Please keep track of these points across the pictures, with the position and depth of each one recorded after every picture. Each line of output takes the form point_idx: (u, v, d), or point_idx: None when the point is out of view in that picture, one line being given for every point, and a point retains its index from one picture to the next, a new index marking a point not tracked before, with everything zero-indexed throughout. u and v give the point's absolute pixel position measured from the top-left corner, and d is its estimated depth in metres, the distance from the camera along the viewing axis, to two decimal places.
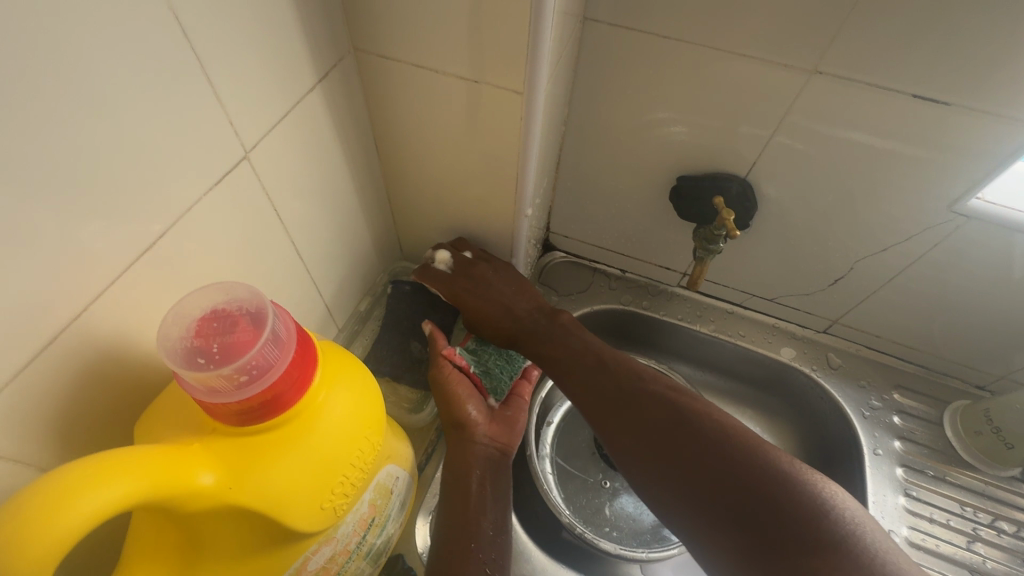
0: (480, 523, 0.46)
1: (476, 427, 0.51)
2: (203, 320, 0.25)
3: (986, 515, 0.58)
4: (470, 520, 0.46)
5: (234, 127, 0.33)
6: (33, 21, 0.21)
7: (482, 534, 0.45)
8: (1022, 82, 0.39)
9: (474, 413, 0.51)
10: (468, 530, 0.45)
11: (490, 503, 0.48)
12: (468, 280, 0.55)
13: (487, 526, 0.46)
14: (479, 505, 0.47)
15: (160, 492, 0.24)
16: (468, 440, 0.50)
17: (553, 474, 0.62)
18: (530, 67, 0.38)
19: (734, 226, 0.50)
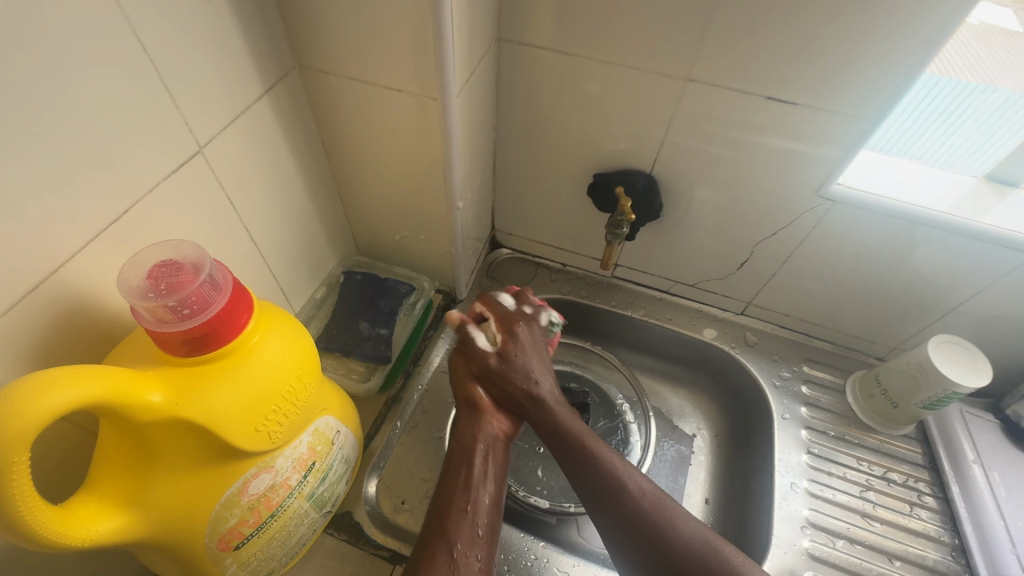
0: (476, 494, 0.47)
1: (485, 407, 0.54)
2: (154, 267, 0.32)
3: (879, 468, 0.65)
4: (468, 487, 0.48)
5: (188, 125, 0.40)
6: (18, 37, 0.28)
7: (477, 500, 0.47)
8: (845, 84, 0.48)
9: (482, 392, 0.54)
10: (464, 499, 0.47)
11: (491, 476, 0.49)
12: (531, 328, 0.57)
13: (484, 496, 0.48)
14: (480, 476, 0.49)
15: (117, 402, 0.30)
16: (479, 417, 0.53)
17: None
18: (441, 77, 0.46)
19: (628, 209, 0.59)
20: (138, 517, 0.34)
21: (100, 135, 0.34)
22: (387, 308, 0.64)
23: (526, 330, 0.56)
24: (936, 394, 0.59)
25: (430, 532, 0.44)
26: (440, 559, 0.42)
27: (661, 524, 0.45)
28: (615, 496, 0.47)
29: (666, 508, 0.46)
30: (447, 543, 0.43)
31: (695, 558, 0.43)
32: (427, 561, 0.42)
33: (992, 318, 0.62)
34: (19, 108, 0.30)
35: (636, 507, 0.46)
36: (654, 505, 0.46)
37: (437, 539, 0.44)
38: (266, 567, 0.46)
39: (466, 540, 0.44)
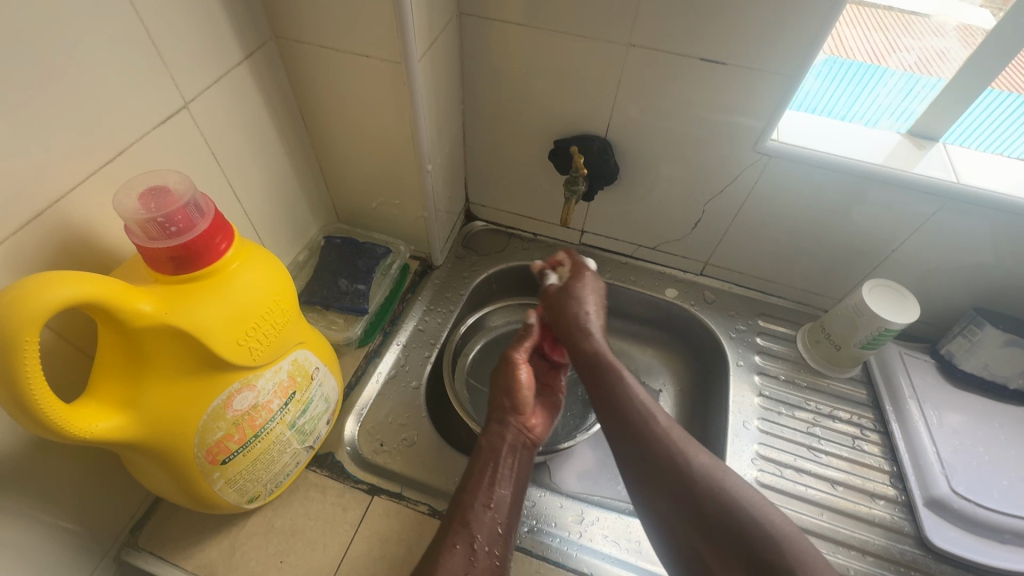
0: (499, 493, 0.54)
1: (519, 413, 0.62)
2: (145, 191, 0.37)
3: (826, 407, 0.70)
4: (492, 486, 0.55)
5: (175, 82, 0.45)
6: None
7: (497, 497, 0.54)
8: (766, 44, 0.54)
9: (523, 376, 0.63)
10: (488, 496, 0.54)
11: (514, 478, 0.56)
12: (581, 281, 0.66)
13: (503, 497, 0.54)
14: (503, 478, 0.56)
15: (113, 306, 0.34)
16: (509, 422, 0.61)
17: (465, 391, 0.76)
18: (402, 43, 0.51)
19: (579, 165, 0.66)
20: (134, 418, 0.38)
21: (96, 82, 0.39)
22: (364, 267, 0.70)
23: (583, 279, 0.66)
24: (873, 333, 0.64)
25: (455, 521, 0.51)
26: (461, 547, 0.49)
27: (684, 455, 0.49)
28: (643, 429, 0.52)
29: (690, 446, 0.50)
30: (468, 534, 0.50)
31: (713, 491, 0.46)
32: (449, 549, 0.49)
33: (923, 265, 0.67)
34: (25, 47, 0.34)
35: (664, 441, 0.50)
36: (681, 441, 0.50)
37: (458, 528, 0.51)
38: (251, 488, 0.50)
39: (486, 534, 0.51)
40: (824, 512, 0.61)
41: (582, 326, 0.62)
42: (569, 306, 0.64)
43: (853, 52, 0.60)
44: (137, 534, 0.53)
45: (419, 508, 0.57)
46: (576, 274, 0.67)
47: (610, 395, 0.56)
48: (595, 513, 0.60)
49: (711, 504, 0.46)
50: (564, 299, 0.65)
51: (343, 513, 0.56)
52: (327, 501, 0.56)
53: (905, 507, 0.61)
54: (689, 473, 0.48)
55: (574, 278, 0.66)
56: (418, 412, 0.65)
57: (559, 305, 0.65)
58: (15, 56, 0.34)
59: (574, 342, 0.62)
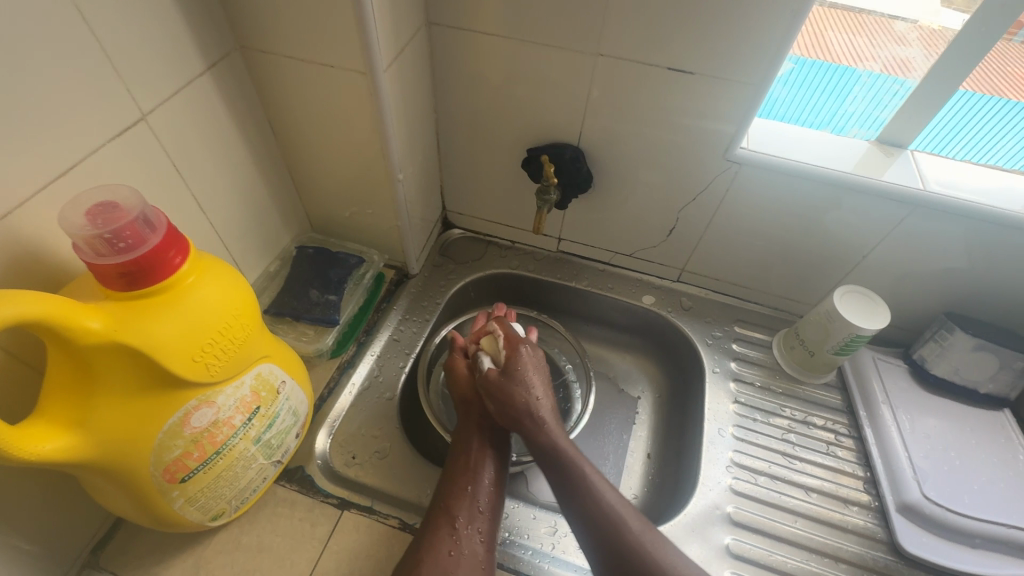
0: (478, 475, 0.55)
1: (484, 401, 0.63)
2: (93, 206, 0.37)
3: (801, 414, 0.70)
4: (470, 471, 0.56)
5: (131, 94, 0.44)
6: None
7: (478, 484, 0.55)
8: (731, 54, 0.54)
9: (473, 396, 0.62)
10: (467, 481, 0.55)
11: (491, 459, 0.57)
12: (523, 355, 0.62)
13: (484, 478, 0.56)
14: (480, 461, 0.57)
15: (58, 324, 0.34)
16: (476, 411, 0.62)
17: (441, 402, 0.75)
18: (367, 53, 0.51)
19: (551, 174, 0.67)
20: (85, 437, 0.38)
21: (47, 95, 0.38)
22: (336, 277, 0.70)
23: (527, 352, 0.63)
24: (844, 339, 0.65)
25: (435, 508, 0.53)
26: (444, 529, 0.51)
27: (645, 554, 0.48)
28: (600, 523, 0.50)
29: (656, 541, 0.49)
30: (449, 516, 0.52)
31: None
32: (432, 531, 0.51)
33: (894, 271, 0.68)
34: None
35: (621, 531, 0.49)
36: (640, 533, 0.49)
37: (439, 513, 0.52)
38: (215, 506, 0.49)
39: (467, 515, 0.52)
40: (798, 520, 0.61)
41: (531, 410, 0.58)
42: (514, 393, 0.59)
43: (826, 54, 0.60)
44: (99, 553, 0.52)
45: (389, 522, 0.56)
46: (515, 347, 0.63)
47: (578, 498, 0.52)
48: (569, 524, 0.59)
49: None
50: (507, 384, 0.60)
51: (312, 528, 0.55)
52: (296, 516, 0.56)
53: (878, 513, 0.62)
54: (657, 571, 0.46)
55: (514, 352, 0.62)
56: (391, 423, 0.64)
57: (502, 392, 0.59)
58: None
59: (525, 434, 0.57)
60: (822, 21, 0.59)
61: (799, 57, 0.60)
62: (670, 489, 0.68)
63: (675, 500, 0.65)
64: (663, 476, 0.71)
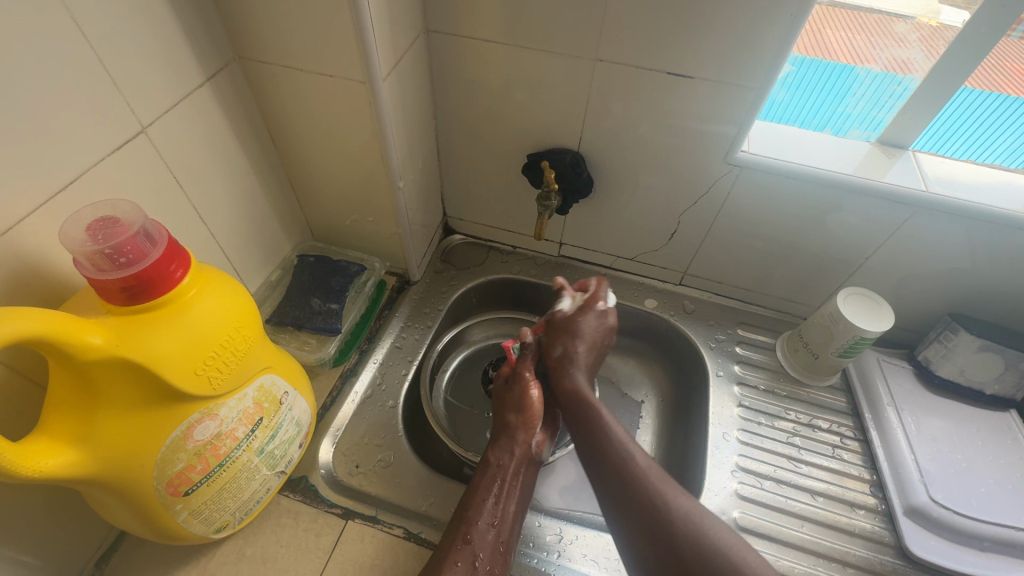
0: (504, 509, 0.55)
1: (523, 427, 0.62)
2: (95, 221, 0.37)
3: (806, 417, 0.69)
4: (497, 503, 0.55)
5: (131, 107, 0.44)
6: None
7: (501, 516, 0.54)
8: (730, 57, 0.54)
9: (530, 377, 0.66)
10: (492, 513, 0.54)
11: (518, 494, 0.57)
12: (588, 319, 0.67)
13: (507, 513, 0.55)
14: (508, 494, 0.56)
15: (60, 340, 0.33)
16: (517, 437, 0.62)
17: (444, 409, 0.75)
18: (366, 62, 0.51)
19: (550, 180, 0.66)
20: (86, 454, 0.37)
21: (47, 110, 0.39)
22: (337, 285, 0.70)
23: (590, 320, 0.67)
24: (848, 341, 0.64)
25: (456, 539, 0.51)
26: (463, 565, 0.49)
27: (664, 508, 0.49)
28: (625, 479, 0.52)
29: (668, 487, 0.50)
30: (470, 552, 0.50)
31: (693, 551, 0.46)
32: (450, 566, 0.49)
33: (898, 272, 0.67)
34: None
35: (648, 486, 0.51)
36: (658, 482, 0.51)
37: (460, 546, 0.51)
38: (218, 518, 0.49)
39: (487, 552, 0.51)
40: (805, 524, 0.60)
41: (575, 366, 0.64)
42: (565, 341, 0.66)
43: (827, 52, 0.59)
44: (103, 567, 0.52)
45: (394, 531, 0.56)
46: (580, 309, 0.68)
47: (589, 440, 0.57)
48: (574, 531, 0.59)
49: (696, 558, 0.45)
50: (565, 332, 0.67)
51: (317, 539, 0.55)
52: (300, 527, 0.55)
53: (885, 517, 0.61)
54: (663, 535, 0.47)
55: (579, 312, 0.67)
56: (394, 432, 0.64)
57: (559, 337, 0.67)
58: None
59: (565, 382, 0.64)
60: (823, 20, 0.58)
61: (802, 56, 0.59)
62: None
63: None
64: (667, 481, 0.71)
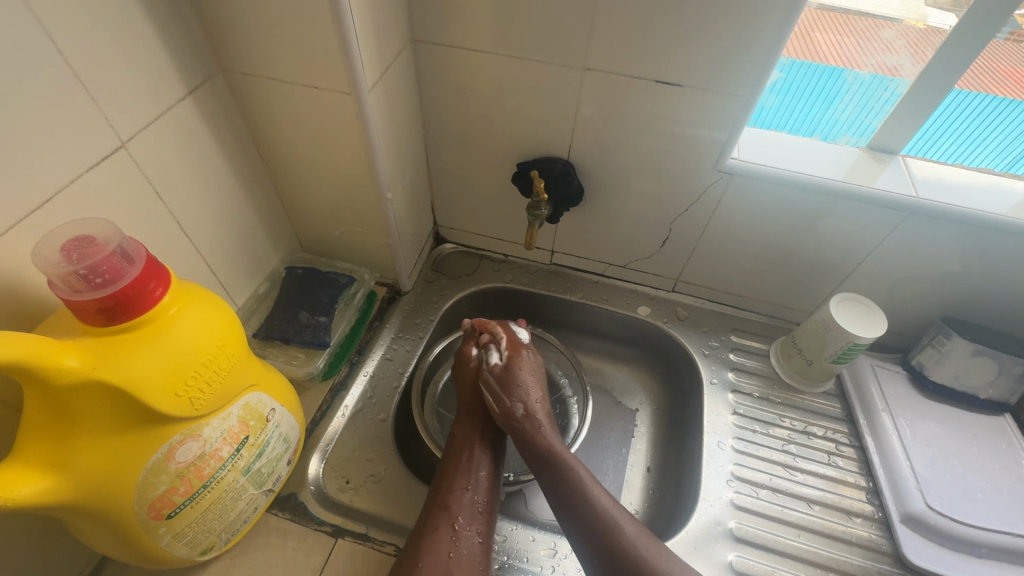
0: (477, 476, 0.57)
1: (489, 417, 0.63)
2: (69, 241, 0.36)
3: (801, 423, 0.69)
4: (469, 470, 0.57)
5: (110, 122, 0.44)
6: None
7: (476, 479, 0.56)
8: (718, 65, 0.54)
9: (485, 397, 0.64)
10: (467, 480, 0.56)
11: (489, 461, 0.59)
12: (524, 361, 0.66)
13: (483, 479, 0.57)
14: (479, 462, 0.58)
15: (32, 363, 0.32)
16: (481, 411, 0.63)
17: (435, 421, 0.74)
18: (350, 73, 0.50)
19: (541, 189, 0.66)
20: (65, 480, 0.36)
21: (22, 127, 0.38)
22: (326, 298, 0.69)
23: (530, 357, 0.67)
24: (841, 347, 0.64)
25: (435, 506, 0.53)
26: (444, 529, 0.51)
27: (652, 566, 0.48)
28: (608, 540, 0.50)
29: None
30: (449, 516, 0.52)
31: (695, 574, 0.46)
32: (432, 530, 0.51)
33: (889, 276, 0.67)
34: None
35: None
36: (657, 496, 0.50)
37: (439, 513, 0.53)
38: (204, 540, 0.48)
39: (466, 515, 0.53)
40: (801, 534, 0.60)
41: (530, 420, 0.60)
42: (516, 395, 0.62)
43: (820, 55, 0.59)
44: None
45: (385, 549, 0.55)
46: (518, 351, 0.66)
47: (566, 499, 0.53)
48: (568, 545, 0.58)
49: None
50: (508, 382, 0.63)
51: (306, 559, 0.54)
52: (288, 546, 0.54)
53: (882, 524, 0.61)
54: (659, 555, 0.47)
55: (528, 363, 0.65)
56: (385, 446, 0.63)
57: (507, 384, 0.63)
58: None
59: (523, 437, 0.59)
60: (810, 23, 0.58)
61: (791, 58, 0.59)
62: (670, 507, 0.66)
63: (676, 515, 0.64)
64: (664, 490, 0.70)
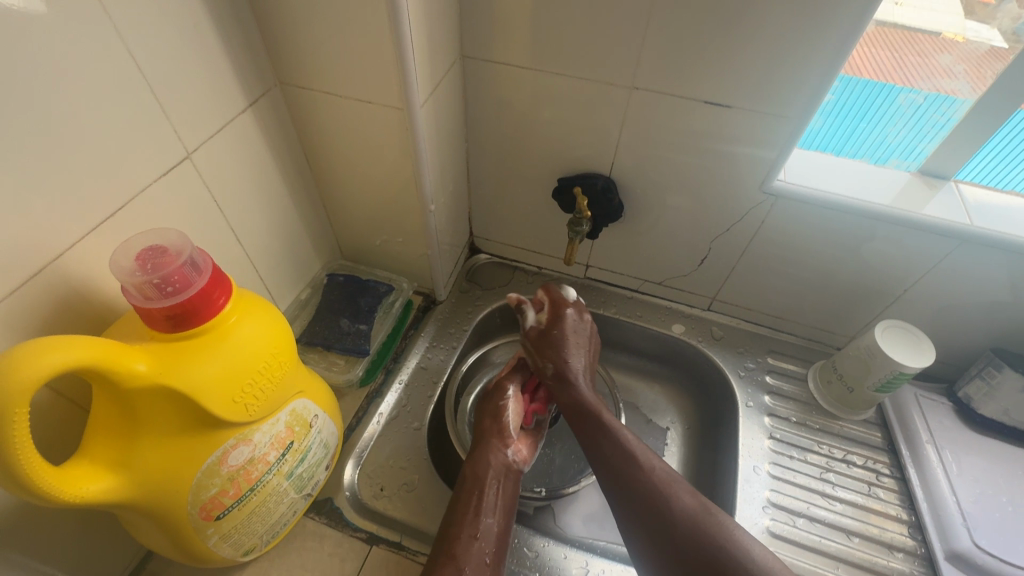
0: (486, 521, 0.53)
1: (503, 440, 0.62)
2: (142, 252, 0.38)
3: (840, 451, 0.67)
4: (478, 515, 0.54)
5: (177, 134, 0.45)
6: (42, 64, 0.35)
7: (485, 528, 0.53)
8: (767, 89, 0.54)
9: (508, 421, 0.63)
10: (474, 526, 0.53)
11: (499, 507, 0.56)
12: (569, 314, 0.67)
13: (493, 527, 0.54)
14: (489, 506, 0.55)
15: (105, 367, 0.34)
16: (494, 449, 0.61)
17: None
18: (405, 90, 0.51)
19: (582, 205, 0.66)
20: (125, 479, 0.38)
21: (101, 140, 0.40)
22: (367, 305, 0.71)
23: (571, 315, 0.67)
24: (886, 376, 0.63)
25: (441, 555, 0.50)
26: None
27: (665, 496, 0.51)
28: (626, 471, 0.54)
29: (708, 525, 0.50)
30: (455, 567, 0.49)
31: None
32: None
33: (938, 305, 0.65)
34: (15, 105, 0.34)
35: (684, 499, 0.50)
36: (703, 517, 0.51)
37: (445, 564, 0.49)
38: (247, 542, 0.49)
39: (473, 564, 0.50)
40: (839, 566, 0.58)
41: (563, 372, 0.64)
42: (553, 347, 0.65)
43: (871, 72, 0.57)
44: None
45: (419, 558, 0.55)
46: (558, 308, 0.68)
47: (597, 445, 0.57)
48: (599, 565, 0.58)
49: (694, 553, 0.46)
50: (546, 343, 0.66)
51: (341, 564, 0.54)
52: (325, 551, 0.55)
53: (924, 561, 0.59)
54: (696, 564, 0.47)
55: (564, 316, 0.67)
56: (419, 455, 0.64)
57: (541, 345, 0.66)
58: (10, 116, 0.34)
59: (557, 388, 0.64)
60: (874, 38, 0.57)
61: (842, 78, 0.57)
62: None
63: None
64: None
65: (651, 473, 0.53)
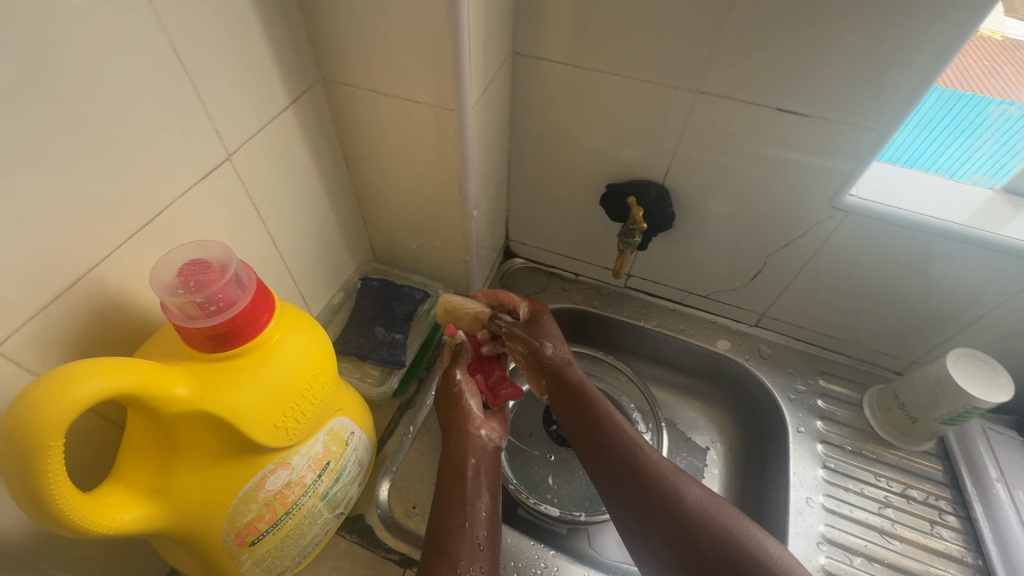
0: (476, 510, 0.51)
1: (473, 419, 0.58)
2: (184, 266, 0.35)
3: (899, 485, 0.63)
4: (462, 506, 0.51)
5: (219, 135, 0.43)
6: (82, 62, 0.32)
7: (475, 517, 0.50)
8: (849, 98, 0.49)
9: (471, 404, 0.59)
10: (463, 516, 0.50)
11: (485, 489, 0.54)
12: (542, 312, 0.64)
13: (483, 515, 0.51)
14: (474, 493, 0.52)
15: (144, 391, 0.31)
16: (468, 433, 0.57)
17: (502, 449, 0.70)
18: (456, 91, 0.47)
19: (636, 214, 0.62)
20: (160, 506, 0.35)
21: (141, 143, 0.37)
22: (402, 313, 0.67)
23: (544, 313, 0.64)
24: (956, 409, 0.58)
25: (432, 551, 0.47)
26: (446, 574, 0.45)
27: (676, 489, 0.49)
28: (628, 465, 0.52)
29: None
30: (450, 561, 0.46)
31: None
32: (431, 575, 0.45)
33: (1017, 334, 0.60)
34: (53, 106, 0.31)
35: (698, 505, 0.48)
36: None
37: (439, 560, 0.47)
38: (279, 564, 0.46)
39: (468, 554, 0.47)
40: None
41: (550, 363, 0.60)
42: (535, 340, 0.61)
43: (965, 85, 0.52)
44: None
45: None
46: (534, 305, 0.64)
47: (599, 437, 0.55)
48: None
49: (712, 548, 0.45)
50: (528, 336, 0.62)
51: None
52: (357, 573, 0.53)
53: None
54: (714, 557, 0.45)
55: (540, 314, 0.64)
56: None
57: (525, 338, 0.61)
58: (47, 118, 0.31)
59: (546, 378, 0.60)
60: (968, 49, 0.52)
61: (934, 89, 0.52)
62: None
63: None
64: None
65: (654, 463, 0.51)
